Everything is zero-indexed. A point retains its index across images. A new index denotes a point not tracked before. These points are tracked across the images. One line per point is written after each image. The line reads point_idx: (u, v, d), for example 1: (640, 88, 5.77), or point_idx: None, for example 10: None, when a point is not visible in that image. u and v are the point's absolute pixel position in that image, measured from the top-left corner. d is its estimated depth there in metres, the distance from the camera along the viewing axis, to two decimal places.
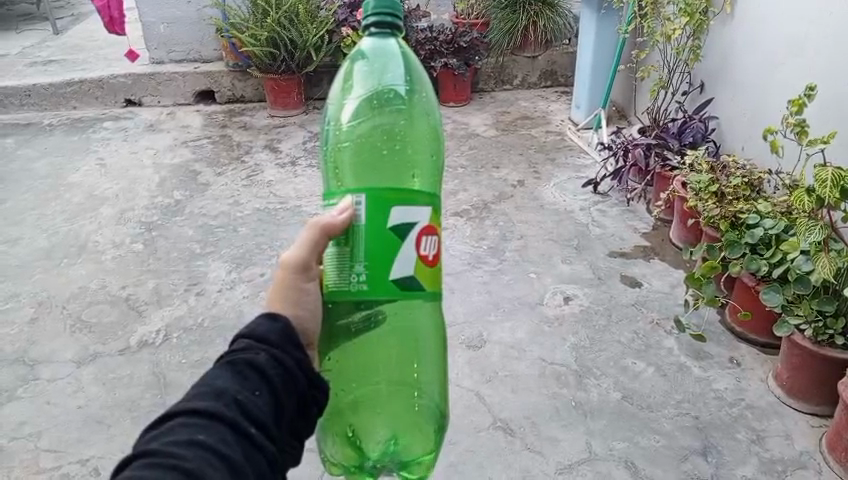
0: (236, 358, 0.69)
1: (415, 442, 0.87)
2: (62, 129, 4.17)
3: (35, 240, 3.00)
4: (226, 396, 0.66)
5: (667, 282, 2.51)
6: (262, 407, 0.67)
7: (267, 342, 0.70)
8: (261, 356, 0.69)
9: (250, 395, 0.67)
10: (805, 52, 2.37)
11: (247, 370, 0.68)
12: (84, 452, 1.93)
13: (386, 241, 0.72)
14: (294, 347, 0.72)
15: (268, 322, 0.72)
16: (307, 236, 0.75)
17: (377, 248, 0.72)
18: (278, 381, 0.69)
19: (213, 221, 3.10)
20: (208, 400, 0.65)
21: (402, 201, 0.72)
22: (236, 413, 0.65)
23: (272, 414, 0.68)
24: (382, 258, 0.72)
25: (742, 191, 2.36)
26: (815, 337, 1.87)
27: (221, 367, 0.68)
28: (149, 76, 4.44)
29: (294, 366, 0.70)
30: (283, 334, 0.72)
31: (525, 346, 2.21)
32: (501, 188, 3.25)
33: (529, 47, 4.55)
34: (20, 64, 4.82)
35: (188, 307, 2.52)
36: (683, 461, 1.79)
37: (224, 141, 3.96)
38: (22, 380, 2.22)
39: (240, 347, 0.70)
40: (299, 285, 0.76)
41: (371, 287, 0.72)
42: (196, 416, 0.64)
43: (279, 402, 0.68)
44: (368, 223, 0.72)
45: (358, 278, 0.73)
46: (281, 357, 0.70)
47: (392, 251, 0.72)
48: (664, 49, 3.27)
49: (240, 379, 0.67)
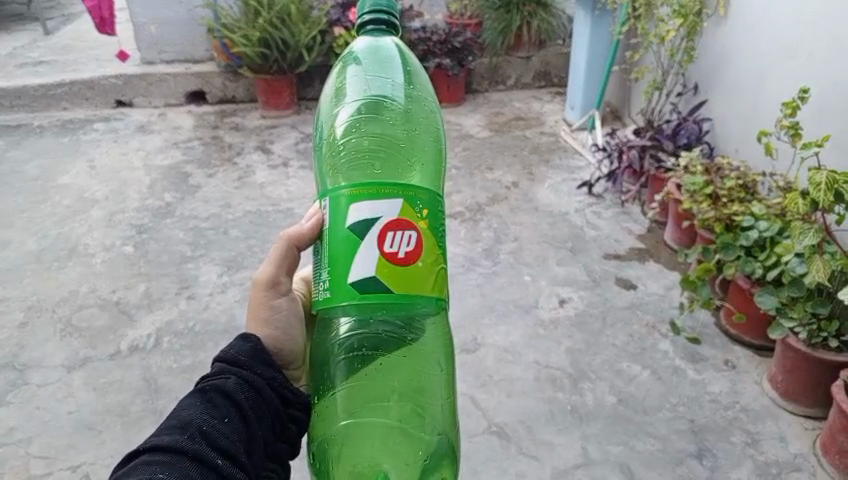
0: (207, 386, 0.73)
1: (427, 466, 0.81)
2: (52, 131, 4.13)
3: (25, 243, 2.97)
4: (193, 426, 0.69)
5: (662, 284, 2.51)
6: (230, 434, 0.70)
7: (237, 365, 0.76)
8: (230, 381, 0.74)
9: (217, 423, 0.70)
10: (798, 54, 2.37)
11: (217, 397, 0.72)
12: (75, 459, 1.91)
13: (347, 240, 0.69)
14: (265, 368, 0.78)
15: (241, 343, 0.79)
16: (277, 252, 0.85)
17: (341, 250, 0.70)
18: (246, 406, 0.73)
19: (205, 223, 3.08)
20: (174, 434, 0.68)
21: (364, 196, 0.69)
22: (203, 443, 0.68)
23: (240, 439, 0.71)
24: (344, 259, 0.69)
25: (737, 194, 2.36)
26: (809, 339, 1.88)
27: (191, 397, 0.73)
28: (140, 77, 4.40)
29: (264, 386, 0.76)
30: (252, 354, 0.78)
31: (520, 350, 2.20)
32: (495, 189, 3.24)
33: (523, 47, 4.55)
34: (9, 65, 4.78)
35: (179, 312, 2.49)
36: (678, 464, 1.79)
37: (216, 142, 3.94)
38: (11, 385, 2.19)
39: (209, 375, 0.75)
40: (271, 301, 0.86)
41: (333, 291, 0.69)
42: (162, 452, 0.66)
43: (247, 426, 0.73)
44: (333, 226, 0.71)
45: (323, 285, 0.71)
46: (250, 379, 0.75)
47: (353, 250, 0.69)
48: (658, 51, 3.27)
49: (208, 407, 0.71)
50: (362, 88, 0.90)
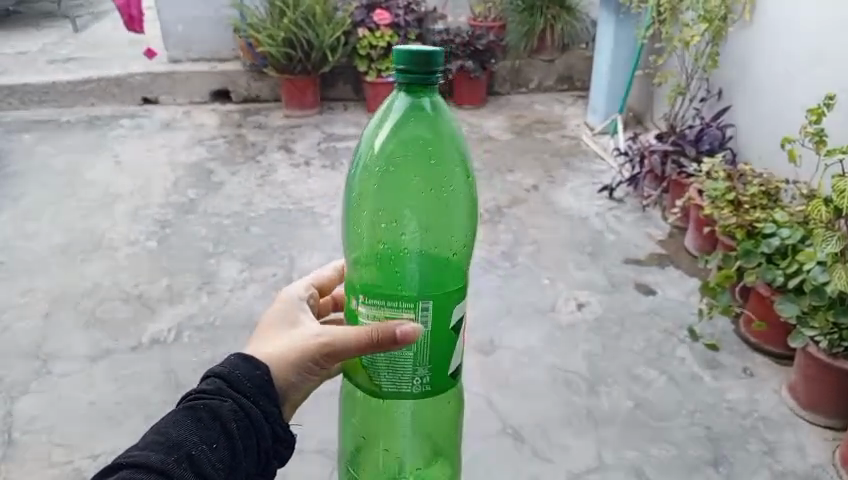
0: (201, 404, 0.68)
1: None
2: (80, 126, 4.20)
3: (51, 236, 3.03)
4: (179, 450, 0.65)
5: (682, 290, 2.49)
6: (215, 465, 0.66)
7: (237, 389, 0.70)
8: (226, 405, 0.68)
9: (204, 449, 0.66)
10: (825, 61, 2.34)
11: (208, 419, 0.67)
12: (96, 448, 1.94)
13: (447, 342, 0.70)
14: (267, 399, 0.71)
15: (249, 367, 0.72)
16: (342, 337, 0.71)
17: (441, 351, 0.69)
18: (237, 437, 0.68)
19: (227, 220, 3.11)
20: (160, 453, 0.64)
21: (458, 296, 0.70)
22: (187, 471, 0.64)
23: (224, 471, 0.66)
24: (442, 360, 0.70)
25: (759, 200, 2.35)
26: (830, 349, 1.85)
27: (183, 411, 0.68)
28: (167, 75, 4.47)
29: (259, 418, 0.70)
30: (257, 382, 0.71)
31: (537, 353, 2.20)
32: (515, 192, 3.24)
33: (546, 51, 4.56)
34: (39, 61, 4.87)
35: (200, 306, 2.53)
36: (694, 471, 1.78)
37: (239, 140, 3.98)
38: (35, 374, 2.24)
39: (206, 391, 0.69)
40: (313, 365, 0.74)
41: (437, 387, 0.71)
42: (143, 472, 0.62)
43: (234, 459, 0.67)
44: (431, 331, 0.68)
45: (421, 381, 0.70)
46: (246, 408, 0.69)
47: (451, 348, 0.70)
48: (682, 56, 3.25)
49: (199, 430, 0.67)
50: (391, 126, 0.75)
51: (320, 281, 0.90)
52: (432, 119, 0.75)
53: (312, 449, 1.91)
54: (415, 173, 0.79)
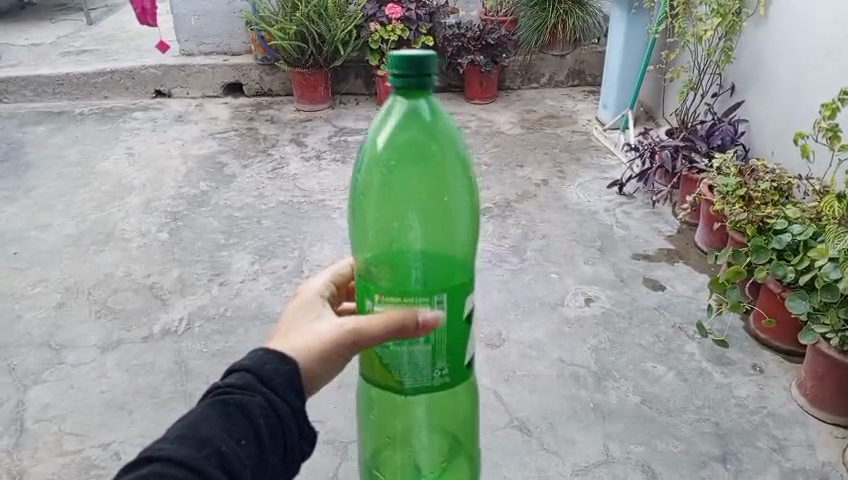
0: (230, 398, 0.67)
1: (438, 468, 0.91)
2: (93, 118, 4.23)
3: (63, 227, 3.05)
4: (208, 445, 0.64)
5: (691, 286, 2.48)
6: (243, 460, 0.65)
7: (267, 384, 0.69)
8: (255, 400, 0.68)
9: (233, 445, 0.65)
10: (840, 55, 2.32)
11: (238, 414, 0.67)
12: (106, 437, 1.96)
13: (462, 333, 0.75)
14: (293, 394, 0.71)
15: (277, 363, 0.71)
16: (368, 326, 0.73)
17: (457, 342, 0.75)
18: (265, 432, 0.67)
19: (238, 212, 3.13)
20: (190, 447, 0.63)
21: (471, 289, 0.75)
22: (217, 466, 0.64)
23: (252, 467, 0.66)
24: (458, 351, 0.75)
25: (770, 196, 2.33)
26: (841, 346, 1.83)
27: (212, 405, 0.67)
28: (180, 68, 4.49)
29: (287, 414, 0.70)
30: (286, 378, 0.71)
31: (544, 347, 2.20)
32: (525, 187, 3.24)
33: (558, 46, 4.52)
34: (53, 54, 4.90)
35: (210, 297, 2.55)
36: (701, 467, 1.77)
37: (250, 134, 4.00)
38: (48, 363, 2.26)
39: (235, 384, 0.69)
40: (340, 355, 0.75)
41: (453, 376, 0.76)
42: (174, 467, 0.61)
43: (262, 454, 0.67)
44: (448, 322, 0.73)
45: (441, 371, 0.75)
46: (275, 404, 0.69)
47: (465, 339, 0.76)
48: (695, 50, 3.22)
49: (228, 425, 0.66)
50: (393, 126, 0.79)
51: (337, 278, 0.89)
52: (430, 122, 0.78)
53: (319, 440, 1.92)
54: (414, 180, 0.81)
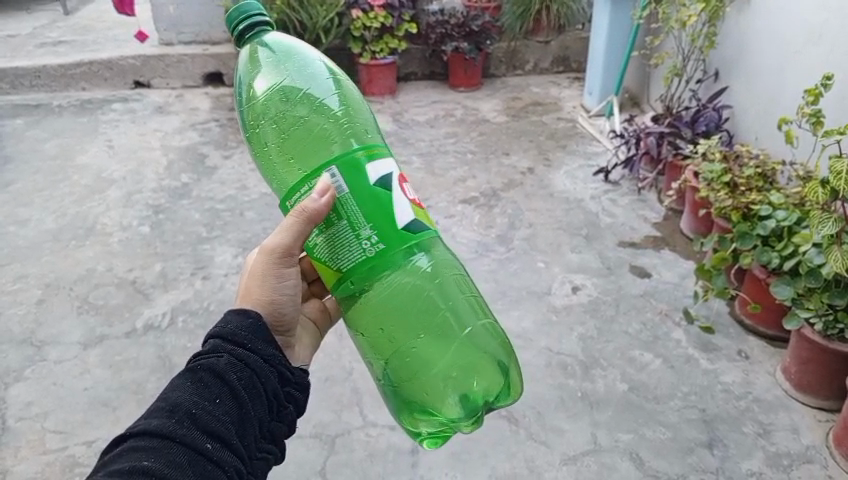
0: (198, 365, 0.70)
1: (463, 368, 0.89)
2: (71, 110, 4.16)
3: (43, 222, 3.00)
4: (180, 409, 0.65)
5: (677, 273, 2.49)
6: (221, 415, 0.67)
7: (233, 342, 0.73)
8: (222, 359, 0.70)
9: (208, 403, 0.67)
10: (823, 41, 2.32)
11: (207, 376, 0.69)
12: (90, 434, 1.94)
13: (373, 197, 0.77)
14: (261, 344, 0.75)
15: (238, 318, 0.76)
16: (287, 225, 0.79)
17: (372, 205, 0.77)
18: (238, 386, 0.70)
19: (220, 204, 3.09)
20: (161, 417, 0.64)
21: (371, 157, 0.79)
22: (192, 427, 0.64)
23: (233, 422, 0.68)
24: (379, 211, 0.77)
25: (755, 182, 2.33)
26: (825, 331, 1.85)
27: (181, 375, 0.69)
28: (159, 58, 4.42)
29: (258, 364, 0.73)
30: (251, 327, 0.75)
31: (532, 336, 2.21)
32: (511, 175, 3.22)
33: (541, 32, 4.50)
34: (29, 45, 4.81)
35: (194, 291, 2.52)
36: (688, 453, 1.78)
37: (232, 124, 3.94)
38: (29, 361, 2.23)
39: (200, 353, 0.72)
40: (281, 270, 0.83)
41: (385, 240, 0.76)
42: (147, 438, 0.62)
43: (240, 408, 0.69)
44: (350, 187, 0.77)
45: (370, 239, 0.76)
46: (243, 359, 0.72)
47: (386, 202, 0.77)
48: (680, 36, 3.20)
49: (199, 388, 0.68)
50: (259, 69, 0.92)
51: None
52: (295, 75, 0.93)
53: (304, 435, 1.90)
54: (300, 127, 0.90)
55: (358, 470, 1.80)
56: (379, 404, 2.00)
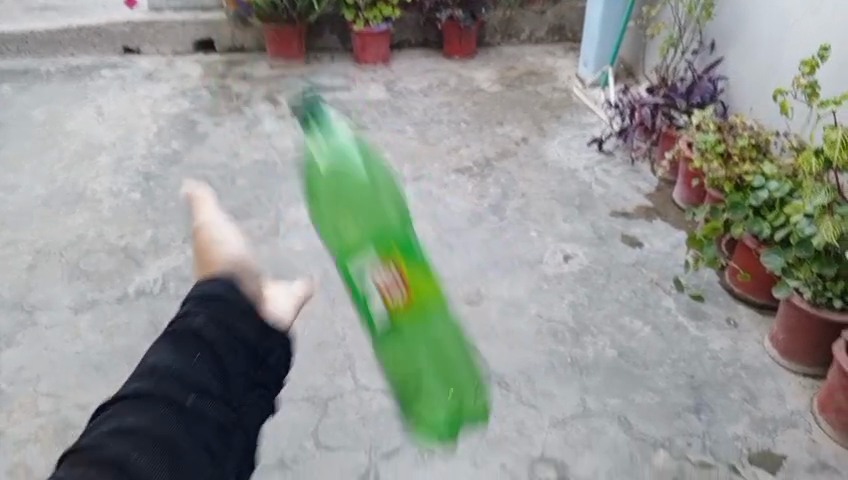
0: (177, 329, 0.71)
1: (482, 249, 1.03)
2: (59, 76, 4.10)
3: (32, 188, 2.97)
4: (160, 369, 0.67)
5: (668, 242, 2.50)
6: (205, 372, 0.68)
7: (209, 299, 0.73)
8: (198, 318, 0.72)
9: (190, 359, 0.68)
10: (822, 10, 2.31)
11: (186, 335, 0.70)
12: (83, 398, 1.95)
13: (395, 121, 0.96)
14: (239, 301, 0.75)
15: (210, 283, 0.75)
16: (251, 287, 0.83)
17: None
18: (218, 343, 0.71)
19: (212, 171, 3.07)
20: (142, 379, 0.66)
21: None
22: (173, 382, 0.66)
23: (218, 377, 0.69)
24: None
25: (748, 153, 2.34)
26: (813, 299, 1.87)
27: (162, 339, 0.70)
28: (148, 24, 4.35)
29: (236, 323, 0.73)
30: (228, 288, 0.76)
31: (523, 304, 2.22)
32: (505, 145, 3.21)
33: (537, 2, 4.48)
34: (15, 9, 4.71)
35: (186, 258, 2.51)
36: (675, 417, 1.81)
37: (223, 90, 3.90)
38: (21, 325, 2.23)
39: (178, 315, 0.73)
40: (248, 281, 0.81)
41: None
42: (137, 396, 0.64)
43: (222, 364, 0.70)
44: None
45: None
46: (220, 318, 0.72)
47: None
48: (677, 7, 3.16)
49: (179, 348, 0.69)
50: None
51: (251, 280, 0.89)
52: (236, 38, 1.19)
53: (297, 398, 1.92)
54: None
55: (351, 432, 1.82)
56: (371, 368, 2.02)
